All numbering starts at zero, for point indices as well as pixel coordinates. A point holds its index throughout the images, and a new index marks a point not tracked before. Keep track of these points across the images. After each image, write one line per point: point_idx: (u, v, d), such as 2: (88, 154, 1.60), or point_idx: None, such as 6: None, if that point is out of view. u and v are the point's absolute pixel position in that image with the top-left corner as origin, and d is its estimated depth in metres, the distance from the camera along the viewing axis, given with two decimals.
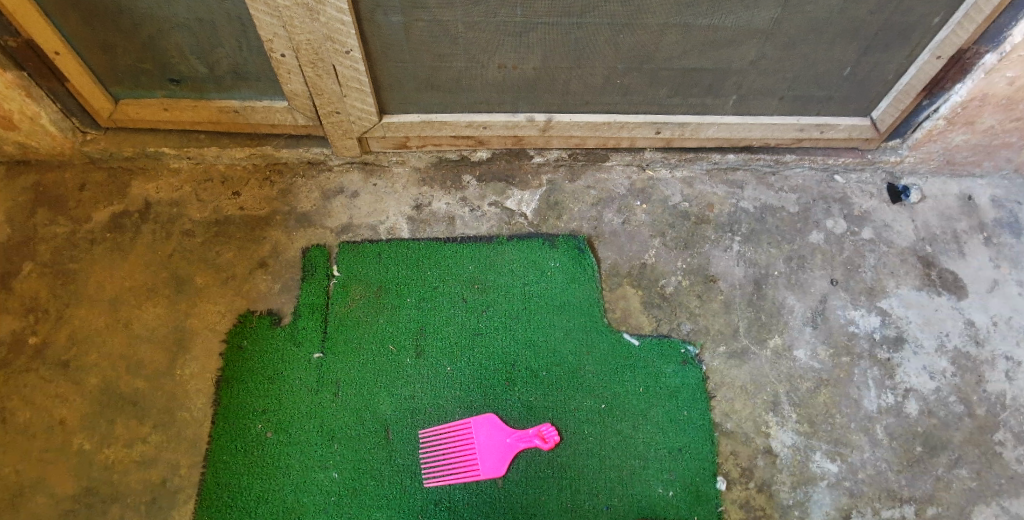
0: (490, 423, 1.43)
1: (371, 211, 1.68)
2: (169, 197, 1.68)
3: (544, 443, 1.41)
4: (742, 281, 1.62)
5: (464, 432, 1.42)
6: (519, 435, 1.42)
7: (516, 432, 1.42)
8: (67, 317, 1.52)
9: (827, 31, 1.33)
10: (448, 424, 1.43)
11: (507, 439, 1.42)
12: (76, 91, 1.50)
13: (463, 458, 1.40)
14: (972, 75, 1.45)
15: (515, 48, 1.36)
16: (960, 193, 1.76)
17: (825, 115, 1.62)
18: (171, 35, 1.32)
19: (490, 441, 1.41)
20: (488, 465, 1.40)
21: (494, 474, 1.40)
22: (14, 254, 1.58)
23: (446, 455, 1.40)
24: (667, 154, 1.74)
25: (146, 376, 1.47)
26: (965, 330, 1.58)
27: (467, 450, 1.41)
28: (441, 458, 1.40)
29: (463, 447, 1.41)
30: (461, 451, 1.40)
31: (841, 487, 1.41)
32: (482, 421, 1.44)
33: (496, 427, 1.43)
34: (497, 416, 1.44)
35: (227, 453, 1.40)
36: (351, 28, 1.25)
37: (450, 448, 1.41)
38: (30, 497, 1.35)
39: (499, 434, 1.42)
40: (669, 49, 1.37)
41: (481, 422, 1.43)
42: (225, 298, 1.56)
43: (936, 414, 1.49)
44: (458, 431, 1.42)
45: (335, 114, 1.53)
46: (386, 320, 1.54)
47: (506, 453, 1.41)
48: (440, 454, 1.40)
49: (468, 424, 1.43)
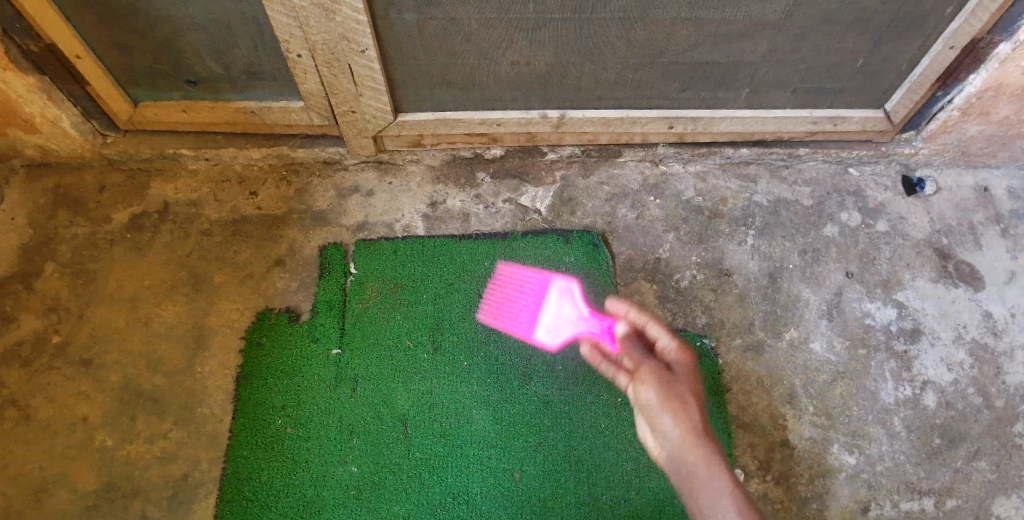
0: (570, 292, 1.58)
1: (386, 209, 1.70)
2: (188, 197, 1.70)
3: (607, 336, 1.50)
4: (757, 274, 1.62)
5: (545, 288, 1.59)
6: (593, 318, 1.55)
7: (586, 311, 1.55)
8: (88, 316, 1.55)
9: (839, 22, 1.33)
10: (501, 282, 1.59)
11: (572, 318, 1.55)
12: (97, 94, 1.52)
13: (526, 310, 1.56)
14: (987, 66, 1.44)
15: (527, 44, 1.37)
16: (976, 184, 1.75)
17: (839, 108, 1.62)
18: (190, 36, 1.35)
19: (560, 311, 1.55)
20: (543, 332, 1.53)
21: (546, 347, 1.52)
22: (35, 254, 1.61)
23: (516, 297, 1.58)
24: (680, 149, 1.75)
25: (166, 374, 1.50)
26: (983, 322, 1.58)
27: (536, 305, 1.57)
28: (506, 297, 1.58)
29: (536, 301, 1.57)
30: (530, 301, 1.57)
31: (859, 479, 1.41)
32: (562, 285, 1.59)
33: (568, 302, 1.57)
34: (582, 292, 1.58)
35: (248, 448, 1.42)
36: (366, 27, 1.27)
37: (524, 293, 1.58)
38: (53, 492, 1.38)
39: (571, 306, 1.56)
40: (680, 43, 1.38)
41: (561, 288, 1.59)
42: (244, 296, 1.58)
43: (954, 406, 1.49)
44: (539, 285, 1.59)
45: (351, 113, 1.55)
46: (402, 316, 1.56)
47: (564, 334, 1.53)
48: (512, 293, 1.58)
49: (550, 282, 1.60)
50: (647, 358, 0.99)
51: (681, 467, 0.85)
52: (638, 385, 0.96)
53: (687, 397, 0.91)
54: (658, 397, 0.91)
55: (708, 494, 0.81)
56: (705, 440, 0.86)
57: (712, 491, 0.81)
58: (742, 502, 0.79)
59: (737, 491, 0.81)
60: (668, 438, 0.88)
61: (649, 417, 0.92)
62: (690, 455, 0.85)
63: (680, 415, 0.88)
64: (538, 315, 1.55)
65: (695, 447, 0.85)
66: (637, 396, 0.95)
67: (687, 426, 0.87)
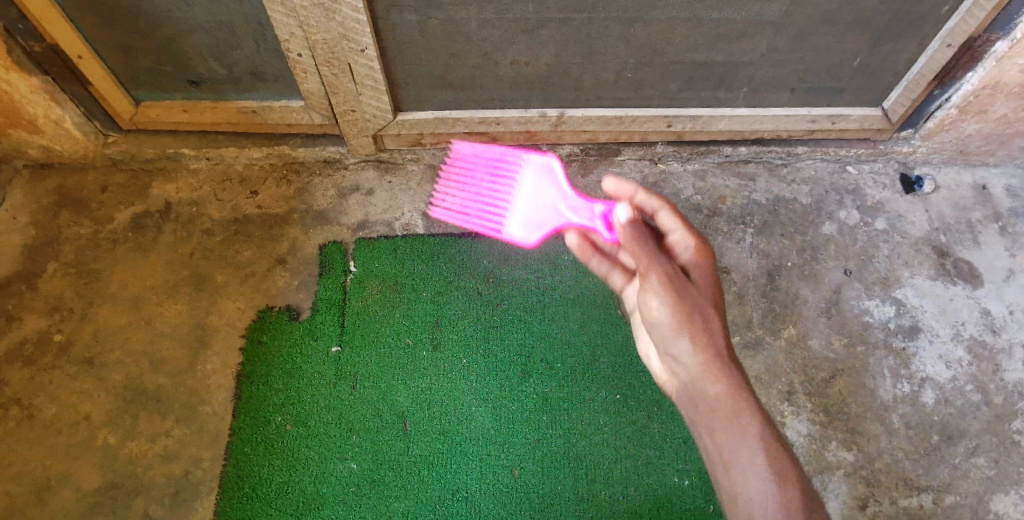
0: (548, 170, 1.25)
1: (386, 208, 1.70)
2: (189, 197, 1.71)
3: (605, 231, 1.17)
4: (755, 272, 1.63)
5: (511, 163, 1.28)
6: (579, 200, 1.20)
7: (569, 191, 1.22)
8: (90, 315, 1.56)
9: (837, 22, 1.34)
10: (455, 169, 1.39)
11: (552, 203, 1.23)
12: (100, 95, 1.53)
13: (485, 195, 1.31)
14: (984, 64, 1.45)
15: (527, 44, 1.38)
16: (974, 182, 1.76)
17: (837, 107, 1.63)
18: (192, 37, 1.36)
19: (535, 193, 1.25)
20: (508, 221, 1.27)
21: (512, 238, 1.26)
22: (39, 254, 1.63)
23: (472, 177, 1.35)
24: (678, 148, 1.76)
25: (168, 372, 1.51)
26: (981, 319, 1.58)
27: (499, 186, 1.28)
28: (456, 177, 1.38)
29: (497, 181, 1.29)
30: (490, 183, 1.30)
31: (857, 476, 1.42)
32: (539, 160, 1.26)
33: (548, 179, 1.25)
34: (564, 170, 1.24)
35: (250, 446, 1.43)
36: (365, 27, 1.28)
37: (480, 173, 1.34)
38: (57, 490, 1.39)
39: (551, 187, 1.24)
40: (679, 43, 1.39)
41: (537, 162, 1.26)
42: (245, 295, 1.59)
43: (953, 403, 1.49)
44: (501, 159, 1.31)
45: (351, 112, 1.56)
46: (401, 313, 1.57)
47: (542, 225, 1.24)
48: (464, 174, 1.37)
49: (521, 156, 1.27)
50: (661, 261, 0.95)
51: (699, 390, 0.91)
52: (651, 294, 0.95)
53: (701, 315, 0.92)
54: (671, 319, 0.93)
55: (728, 423, 0.87)
56: (722, 361, 0.90)
57: (733, 425, 0.86)
58: (760, 423, 0.87)
59: (756, 419, 0.87)
60: (684, 361, 0.93)
61: (664, 331, 0.95)
62: (711, 384, 0.90)
63: (700, 338, 0.91)
64: (500, 199, 1.27)
65: (714, 372, 0.89)
66: (650, 306, 0.96)
67: (706, 354, 0.91)
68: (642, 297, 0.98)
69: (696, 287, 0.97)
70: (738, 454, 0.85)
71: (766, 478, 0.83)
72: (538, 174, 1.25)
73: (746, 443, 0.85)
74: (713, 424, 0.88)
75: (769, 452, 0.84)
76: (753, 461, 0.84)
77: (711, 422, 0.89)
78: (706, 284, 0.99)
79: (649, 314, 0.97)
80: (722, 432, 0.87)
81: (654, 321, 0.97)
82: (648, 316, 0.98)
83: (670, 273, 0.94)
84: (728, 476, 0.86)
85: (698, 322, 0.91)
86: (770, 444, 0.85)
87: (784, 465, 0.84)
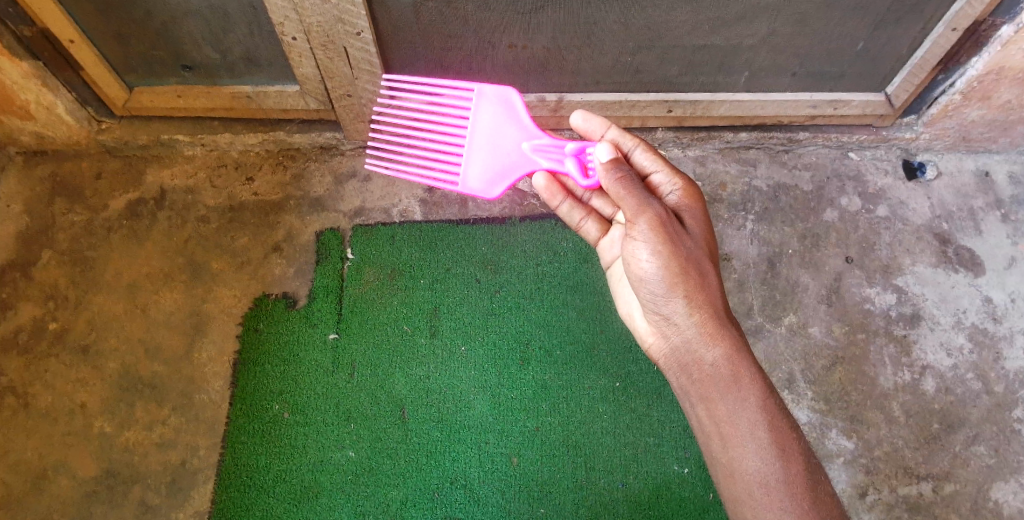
0: (510, 108, 1.20)
1: (383, 195, 1.68)
2: (185, 184, 1.69)
3: (578, 174, 1.12)
4: (756, 259, 1.61)
5: (468, 103, 1.23)
6: (547, 143, 1.16)
7: (535, 133, 1.18)
8: (87, 303, 1.55)
9: (840, 6, 1.32)
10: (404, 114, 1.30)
11: (516, 145, 1.19)
12: (92, 80, 1.50)
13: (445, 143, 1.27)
14: (989, 48, 1.42)
15: (525, 26, 1.36)
16: (976, 169, 1.74)
17: (839, 92, 1.61)
18: (183, 21, 1.33)
19: (496, 136, 1.21)
20: (467, 171, 1.23)
21: (473, 191, 1.23)
22: (35, 243, 1.61)
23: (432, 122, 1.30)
24: (679, 134, 1.73)
25: (164, 361, 1.49)
26: (983, 307, 1.57)
27: (456, 131, 1.24)
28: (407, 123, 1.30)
29: (455, 126, 1.25)
30: (450, 128, 1.25)
31: (857, 464, 1.42)
32: (498, 95, 1.21)
33: (510, 120, 1.20)
34: (524, 104, 1.19)
35: (247, 434, 1.43)
36: (361, 9, 1.25)
37: (438, 115, 1.28)
38: (54, 479, 1.39)
39: (514, 126, 1.20)
40: (678, 27, 1.36)
41: (497, 98, 1.21)
42: (241, 283, 1.57)
43: (953, 391, 1.48)
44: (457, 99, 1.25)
45: (347, 97, 1.53)
46: (399, 300, 1.55)
47: (506, 172, 1.20)
48: (419, 117, 1.30)
49: (479, 93, 1.22)
50: (651, 204, 0.97)
51: (697, 354, 0.97)
52: (642, 243, 0.96)
53: (691, 267, 0.96)
54: (661, 274, 0.96)
55: (727, 389, 0.94)
56: (720, 323, 0.96)
57: (732, 396, 0.93)
58: (759, 392, 0.93)
59: (755, 389, 0.93)
60: (682, 321, 0.98)
61: (654, 283, 0.98)
62: (709, 348, 0.95)
63: (694, 294, 0.96)
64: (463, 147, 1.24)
65: (712, 335, 0.95)
66: (639, 256, 0.97)
67: (703, 312, 0.96)
68: (630, 245, 0.99)
69: (689, 237, 1.01)
70: (737, 425, 0.92)
71: (762, 440, 0.90)
72: (500, 115, 1.21)
73: (746, 415, 0.92)
74: (711, 393, 0.95)
75: (771, 425, 0.91)
76: (754, 436, 0.91)
77: (709, 391, 0.95)
78: (697, 235, 1.04)
79: (638, 263, 0.98)
80: (721, 402, 0.94)
81: (643, 272, 0.99)
82: (635, 270, 1.00)
83: (662, 218, 0.96)
84: (725, 450, 0.93)
85: (689, 273, 0.96)
86: (770, 415, 0.92)
87: (784, 437, 0.91)
